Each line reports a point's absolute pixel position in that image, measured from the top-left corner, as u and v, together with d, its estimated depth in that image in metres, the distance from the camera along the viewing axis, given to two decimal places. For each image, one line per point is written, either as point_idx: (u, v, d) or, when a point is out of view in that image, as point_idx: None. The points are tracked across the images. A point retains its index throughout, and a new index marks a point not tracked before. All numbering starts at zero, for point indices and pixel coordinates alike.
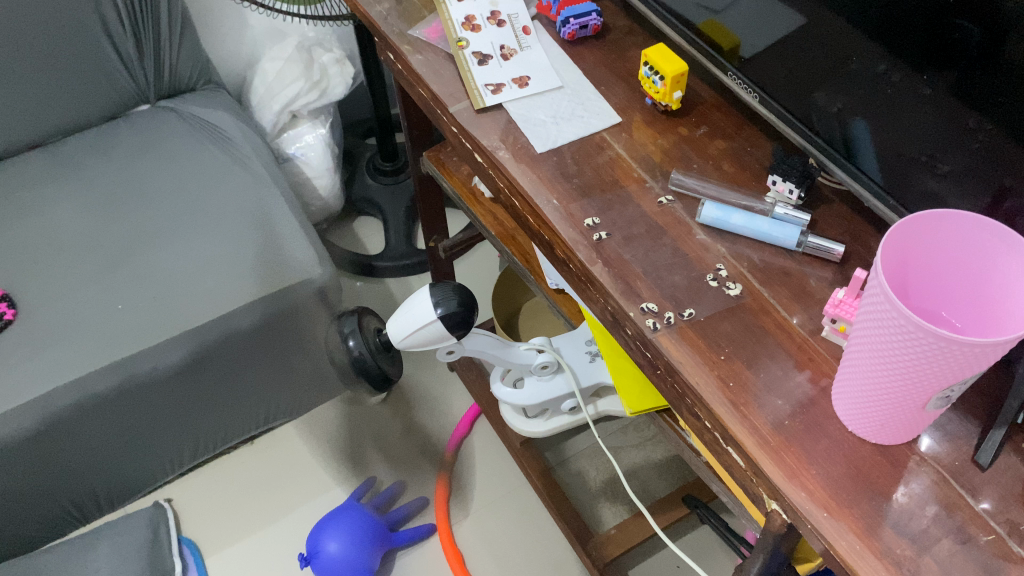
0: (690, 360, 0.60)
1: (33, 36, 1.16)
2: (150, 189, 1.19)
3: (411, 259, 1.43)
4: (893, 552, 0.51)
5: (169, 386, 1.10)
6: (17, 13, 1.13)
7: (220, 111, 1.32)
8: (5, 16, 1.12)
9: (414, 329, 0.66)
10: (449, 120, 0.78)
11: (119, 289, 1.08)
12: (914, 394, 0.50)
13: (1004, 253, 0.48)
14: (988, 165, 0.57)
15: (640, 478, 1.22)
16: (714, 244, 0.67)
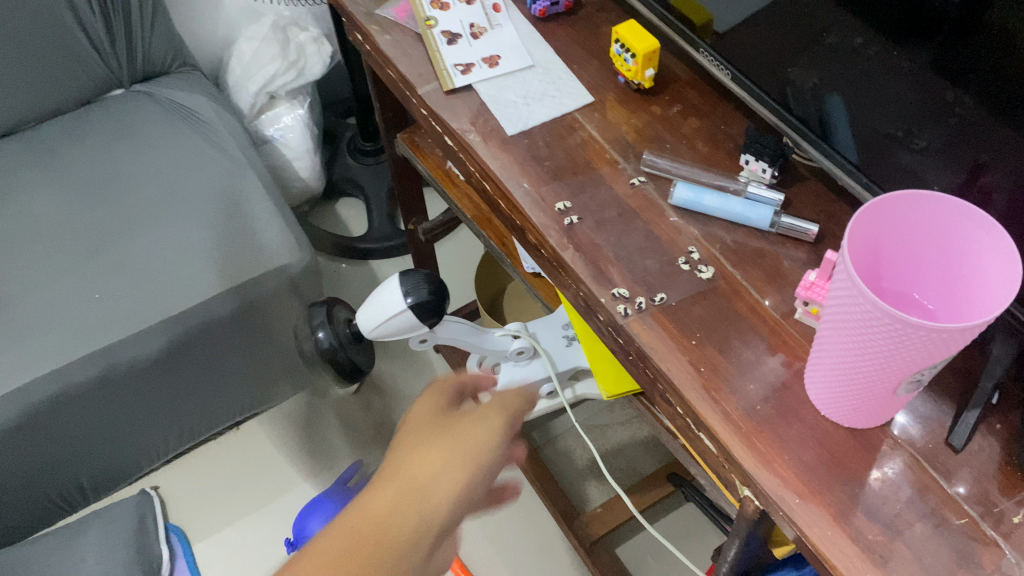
0: (662, 345, 0.59)
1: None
2: (127, 175, 1.17)
3: (395, 240, 1.42)
4: (866, 538, 0.51)
5: (151, 375, 1.09)
6: None
7: (196, 93, 1.30)
8: None
9: (383, 320, 0.66)
10: (418, 102, 0.76)
11: (96, 278, 1.07)
12: (885, 378, 0.49)
13: (977, 235, 0.47)
14: (962, 142, 0.56)
15: (627, 456, 1.22)
16: (687, 227, 0.66)
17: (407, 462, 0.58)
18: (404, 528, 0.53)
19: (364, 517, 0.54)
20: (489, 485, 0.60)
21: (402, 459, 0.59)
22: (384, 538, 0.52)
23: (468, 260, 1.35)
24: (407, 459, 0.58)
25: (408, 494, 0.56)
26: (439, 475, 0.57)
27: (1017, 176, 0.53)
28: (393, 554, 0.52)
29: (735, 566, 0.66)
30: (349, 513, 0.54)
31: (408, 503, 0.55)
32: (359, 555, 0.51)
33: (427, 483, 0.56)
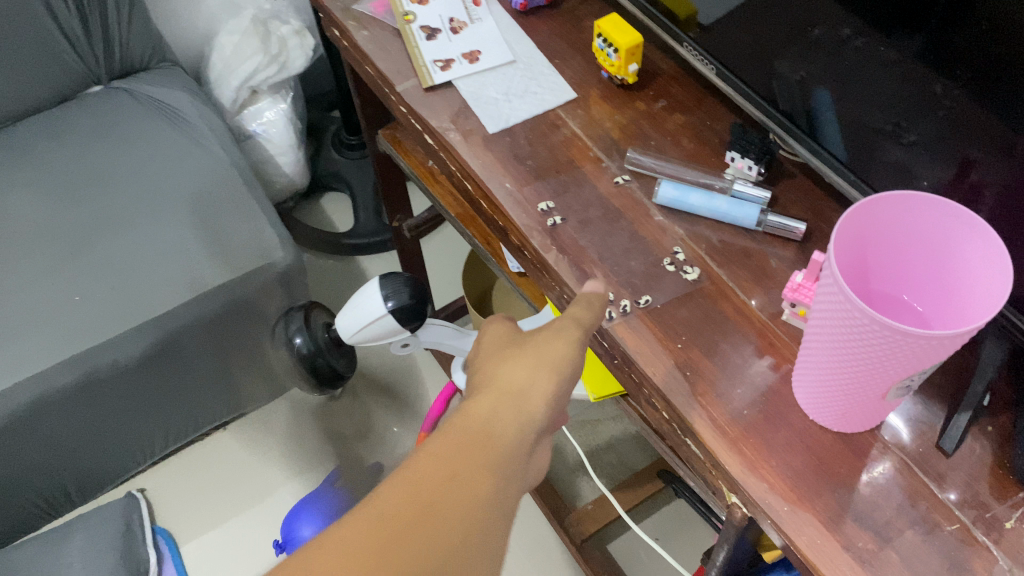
0: (648, 349, 0.58)
1: None
2: (106, 172, 1.15)
3: (382, 235, 1.40)
4: (856, 546, 0.50)
5: (134, 377, 1.08)
6: None
7: (176, 89, 1.27)
8: None
9: (364, 326, 0.64)
10: (397, 100, 0.74)
11: (76, 279, 1.04)
12: (874, 384, 0.48)
13: (967, 237, 0.46)
14: (950, 139, 0.54)
15: (618, 451, 1.21)
16: (672, 226, 0.64)
17: (496, 372, 0.52)
18: (505, 435, 0.48)
19: (464, 428, 0.47)
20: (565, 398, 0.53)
21: (490, 377, 0.52)
22: (487, 447, 0.46)
23: (456, 255, 1.34)
24: (494, 373, 0.52)
25: (503, 402, 0.49)
26: (530, 388, 0.51)
27: (1008, 172, 0.52)
28: (499, 460, 0.46)
29: (724, 570, 0.65)
30: (447, 426, 0.48)
31: (506, 416, 0.49)
32: (469, 464, 0.45)
33: (522, 397, 0.50)
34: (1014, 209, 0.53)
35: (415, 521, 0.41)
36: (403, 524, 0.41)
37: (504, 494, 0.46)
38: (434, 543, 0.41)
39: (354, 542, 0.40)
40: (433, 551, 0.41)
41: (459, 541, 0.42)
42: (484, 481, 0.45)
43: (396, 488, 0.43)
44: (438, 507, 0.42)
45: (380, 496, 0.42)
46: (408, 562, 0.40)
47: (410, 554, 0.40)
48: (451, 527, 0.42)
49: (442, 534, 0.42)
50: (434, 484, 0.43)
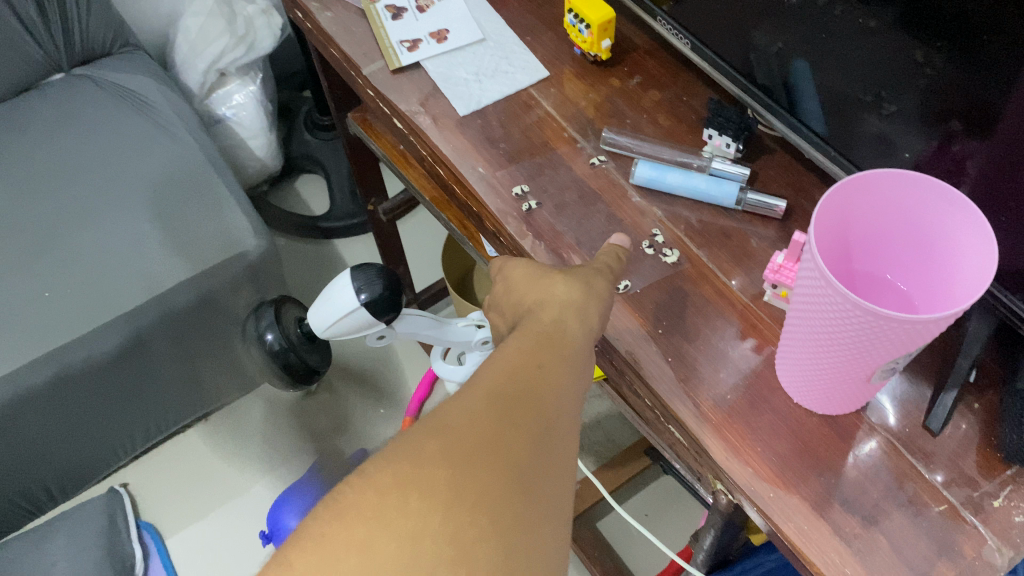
0: (628, 336, 0.56)
1: None
2: (70, 163, 1.11)
3: (359, 218, 1.38)
4: (843, 530, 0.49)
5: (110, 373, 1.05)
6: None
7: (141, 75, 1.24)
8: None
9: (338, 319, 0.62)
10: (364, 83, 0.72)
11: (44, 275, 1.02)
12: (858, 367, 0.47)
13: (950, 214, 0.45)
14: (933, 109, 0.53)
15: (605, 429, 1.20)
16: (650, 208, 0.63)
17: (551, 290, 0.49)
18: (573, 343, 0.47)
19: (532, 331, 0.46)
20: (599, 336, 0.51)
21: (541, 300, 0.49)
22: (561, 347, 0.46)
23: (434, 236, 1.32)
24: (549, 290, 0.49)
25: (569, 312, 0.48)
26: (586, 306, 0.49)
27: (992, 142, 0.50)
28: (574, 357, 0.46)
29: (712, 553, 0.65)
30: (517, 330, 0.47)
31: (568, 326, 0.47)
32: (551, 358, 0.45)
33: (579, 312, 0.48)
34: (999, 180, 0.51)
35: (521, 399, 0.41)
36: (512, 401, 0.41)
37: (581, 389, 0.46)
38: (543, 419, 0.41)
39: (475, 414, 0.39)
40: (543, 427, 0.41)
41: (560, 421, 0.42)
42: (567, 376, 0.44)
43: (495, 377, 0.42)
44: (535, 390, 0.42)
45: (480, 382, 0.42)
46: (527, 432, 0.40)
47: (525, 425, 0.40)
48: (552, 408, 0.42)
49: (546, 413, 0.41)
50: (526, 371, 0.43)
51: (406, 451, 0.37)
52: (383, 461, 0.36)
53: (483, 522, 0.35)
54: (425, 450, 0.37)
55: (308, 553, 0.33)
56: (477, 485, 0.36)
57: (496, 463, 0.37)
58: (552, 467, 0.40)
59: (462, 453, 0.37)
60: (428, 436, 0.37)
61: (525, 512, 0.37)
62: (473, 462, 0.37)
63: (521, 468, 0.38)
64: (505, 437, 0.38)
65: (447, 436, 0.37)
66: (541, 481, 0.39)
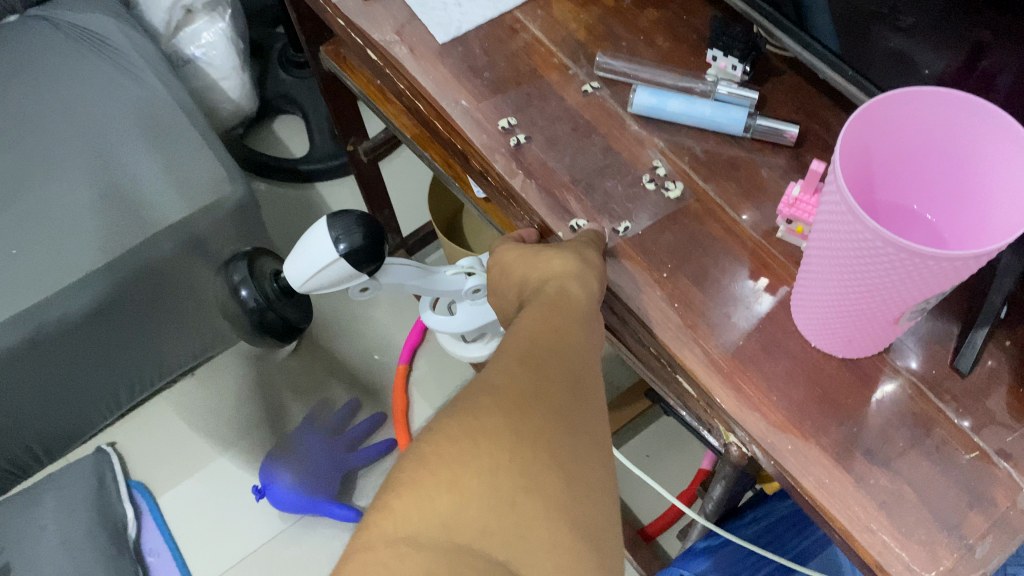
0: (629, 281, 0.52)
1: None
2: (30, 111, 1.05)
3: (341, 158, 1.32)
4: (867, 483, 0.46)
5: (86, 330, 1.01)
6: None
7: (99, 13, 1.16)
8: None
9: (315, 272, 0.58)
10: (333, 12, 0.66)
11: (10, 231, 0.97)
12: (885, 309, 0.43)
13: (989, 136, 0.40)
14: (959, 19, 0.47)
15: (603, 370, 1.16)
16: (650, 138, 0.58)
17: (544, 265, 0.47)
18: (581, 308, 0.44)
19: (547, 290, 0.44)
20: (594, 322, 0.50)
21: (544, 278, 0.47)
22: (572, 312, 0.43)
23: (420, 176, 1.26)
24: (544, 265, 0.47)
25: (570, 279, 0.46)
26: (585, 274, 0.47)
27: None
28: (585, 312, 0.44)
29: (723, 503, 0.61)
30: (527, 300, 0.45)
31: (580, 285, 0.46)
32: (567, 312, 0.43)
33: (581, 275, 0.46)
34: None
35: (554, 349, 0.39)
36: (544, 350, 0.39)
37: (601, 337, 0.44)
38: (576, 364, 0.39)
39: (513, 365, 0.37)
40: (576, 372, 0.39)
41: (591, 365, 0.40)
42: (583, 326, 0.43)
43: (517, 333, 0.40)
44: (564, 338, 0.40)
45: (510, 340, 0.40)
46: (566, 375, 0.38)
47: (563, 371, 0.38)
48: (581, 355, 0.40)
49: (577, 359, 0.40)
50: (548, 325, 0.41)
51: (462, 402, 0.34)
52: (446, 412, 0.34)
53: (549, 456, 0.33)
54: (479, 399, 0.34)
55: (404, 496, 0.30)
56: (536, 425, 0.34)
57: (547, 405, 0.35)
58: (594, 407, 0.38)
59: (516, 399, 0.34)
60: (479, 387, 0.35)
61: (580, 447, 0.35)
62: (528, 402, 0.34)
63: (567, 405, 0.36)
64: (545, 379, 0.36)
65: (496, 383, 0.35)
66: (587, 421, 0.36)
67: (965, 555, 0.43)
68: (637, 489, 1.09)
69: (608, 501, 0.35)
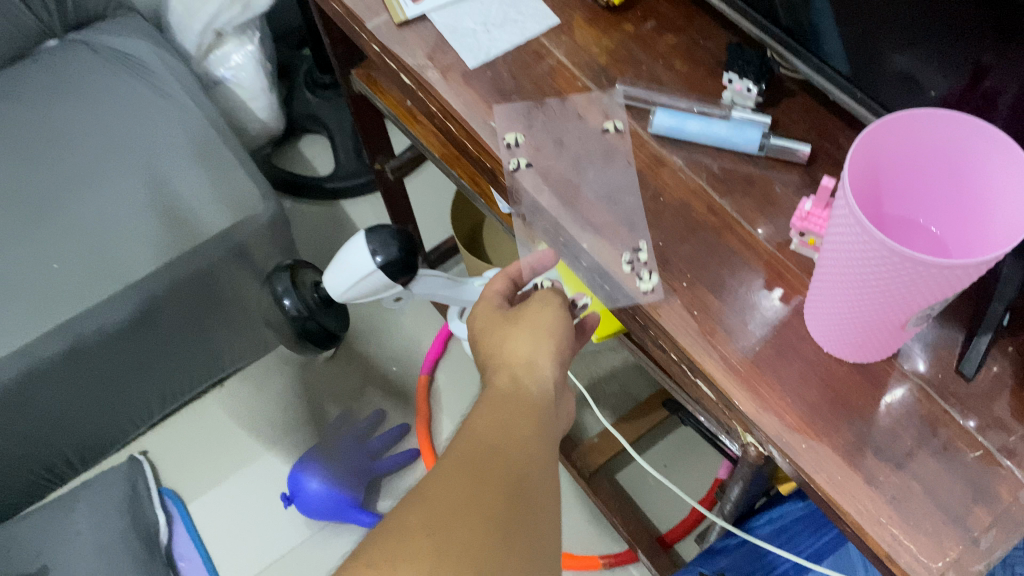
0: (652, 291, 0.55)
1: None
2: (70, 132, 1.10)
3: (364, 177, 1.36)
4: (877, 480, 0.49)
5: (122, 342, 1.05)
6: None
7: (135, 37, 1.21)
8: None
9: (353, 283, 0.61)
10: (369, 38, 0.70)
11: (52, 246, 1.01)
12: (892, 314, 0.46)
13: (988, 152, 0.43)
14: (963, 44, 0.51)
15: (620, 382, 1.19)
16: (670, 156, 0.61)
17: (504, 349, 0.58)
18: (528, 402, 0.54)
19: (497, 398, 0.54)
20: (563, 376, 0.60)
21: (504, 355, 0.58)
22: (523, 408, 0.53)
23: (442, 193, 1.30)
24: (504, 348, 0.58)
25: (520, 374, 0.56)
26: (536, 359, 0.57)
27: None
28: (534, 413, 0.53)
29: (740, 504, 0.64)
30: (485, 395, 0.55)
31: (528, 385, 0.55)
32: (516, 417, 0.52)
33: (531, 368, 0.57)
34: None
35: (495, 458, 0.47)
36: (484, 460, 0.47)
37: (548, 442, 0.52)
38: (516, 470, 0.47)
39: (454, 477, 0.45)
40: (517, 478, 0.47)
41: (533, 470, 0.48)
42: (529, 430, 0.51)
43: (468, 441, 0.49)
44: (506, 449, 0.48)
45: (459, 447, 0.49)
46: (503, 484, 0.46)
47: (501, 481, 0.46)
48: (523, 461, 0.48)
49: (519, 465, 0.48)
50: (495, 434, 0.50)
51: (399, 520, 0.42)
52: (385, 529, 0.42)
53: (469, 566, 0.40)
54: (412, 517, 0.42)
55: None
56: (459, 540, 0.41)
57: (477, 516, 0.43)
58: (528, 511, 0.45)
59: (446, 514, 0.42)
60: (416, 504, 0.43)
61: (506, 553, 0.42)
62: (458, 517, 0.42)
63: (496, 515, 0.44)
64: (480, 491, 0.44)
65: (431, 497, 0.44)
66: (519, 526, 0.44)
67: (970, 547, 0.46)
68: (655, 498, 1.12)
69: None
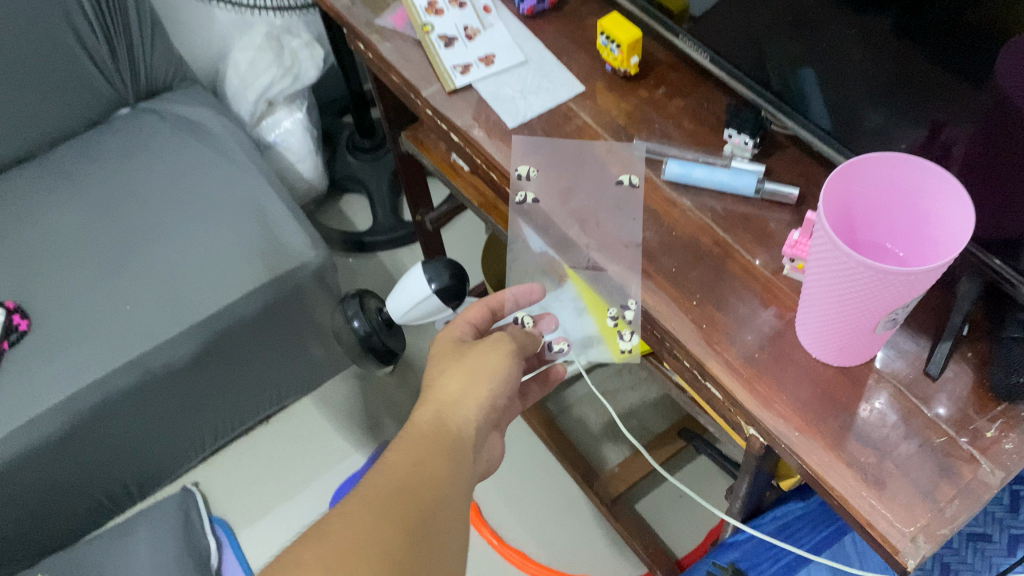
0: (666, 308, 0.66)
1: (20, 62, 1.19)
2: (143, 190, 1.23)
3: (400, 231, 1.48)
4: (859, 461, 0.58)
5: (185, 377, 1.16)
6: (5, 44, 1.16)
7: (199, 106, 1.35)
8: None
9: (413, 306, 0.72)
10: (423, 103, 0.83)
11: (126, 290, 1.13)
12: (865, 319, 0.56)
13: (934, 185, 0.54)
14: (922, 103, 0.62)
15: (638, 418, 1.28)
16: (680, 199, 0.73)
17: (439, 383, 0.67)
18: (451, 440, 0.61)
19: (419, 433, 0.61)
20: (489, 420, 0.67)
21: (442, 386, 0.66)
22: (444, 446, 0.60)
23: (472, 245, 1.42)
24: (440, 382, 0.67)
25: (444, 410, 0.64)
26: (463, 401, 0.65)
27: (973, 129, 0.59)
28: (451, 450, 0.60)
29: (747, 501, 0.74)
30: (409, 427, 0.62)
31: (450, 425, 0.63)
32: (434, 455, 0.59)
33: (456, 409, 0.64)
34: (981, 160, 0.60)
35: (403, 495, 0.54)
36: (395, 497, 0.53)
37: (461, 479, 0.59)
38: (424, 508, 0.54)
39: (360, 514, 0.51)
40: (423, 515, 0.53)
41: (440, 507, 0.55)
42: (444, 466, 0.58)
43: (383, 475, 0.56)
44: (417, 485, 0.55)
45: (374, 480, 0.55)
46: (409, 521, 0.52)
47: (408, 518, 0.52)
48: (433, 497, 0.55)
49: (428, 502, 0.54)
50: (411, 470, 0.56)
51: (299, 551, 0.49)
52: (285, 560, 0.48)
53: None
54: (311, 548, 0.49)
55: None
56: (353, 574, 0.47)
57: (376, 552, 0.49)
58: (429, 547, 0.52)
59: (344, 548, 0.49)
60: (318, 536, 0.50)
61: None
62: (355, 552, 0.49)
63: (395, 550, 0.50)
64: (382, 527, 0.51)
65: (333, 532, 0.50)
66: (416, 561, 0.51)
67: (937, 514, 0.55)
68: (672, 525, 1.20)
69: None
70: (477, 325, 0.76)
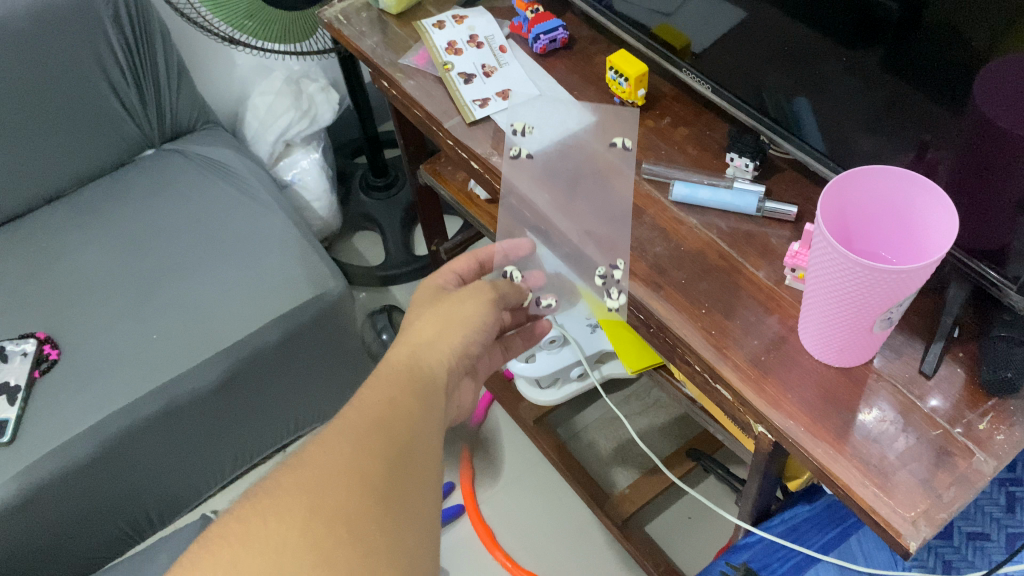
0: (676, 316, 0.71)
1: (54, 106, 1.25)
2: (168, 226, 1.29)
3: (414, 264, 1.53)
4: (861, 454, 0.62)
5: (208, 404, 1.20)
6: (41, 89, 1.22)
7: (221, 146, 1.42)
8: (31, 92, 1.21)
9: None
10: (444, 134, 0.89)
11: (152, 320, 1.18)
12: (862, 319, 0.61)
13: (918, 193, 0.59)
14: (908, 127, 0.68)
15: (646, 441, 1.32)
16: (687, 218, 0.78)
17: (415, 331, 0.70)
18: (427, 382, 0.62)
19: (392, 375, 0.62)
20: (460, 370, 0.70)
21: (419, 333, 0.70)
22: (416, 386, 0.61)
23: None
24: (416, 331, 0.70)
25: (417, 352, 0.67)
26: (433, 348, 0.68)
27: (955, 150, 0.65)
28: (422, 390, 0.61)
29: (757, 504, 0.79)
30: (382, 369, 0.63)
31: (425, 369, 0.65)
32: (406, 395, 0.59)
33: (429, 352, 0.67)
34: (964, 177, 0.65)
35: (377, 429, 0.55)
36: (370, 429, 0.54)
37: (437, 419, 0.60)
38: (398, 441, 0.55)
39: (332, 446, 0.52)
40: (398, 447, 0.54)
41: (414, 439, 0.56)
42: (415, 404, 0.59)
43: (357, 410, 0.56)
44: (391, 420, 0.56)
45: (348, 414, 0.56)
46: (382, 452, 0.53)
47: (382, 449, 0.53)
48: (406, 430, 0.56)
49: (401, 435, 0.55)
50: (385, 407, 0.57)
51: (274, 488, 0.50)
52: (260, 497, 0.50)
53: (333, 528, 0.48)
54: (284, 484, 0.50)
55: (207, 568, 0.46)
56: (326, 507, 0.49)
57: (347, 483, 0.50)
58: (405, 476, 0.53)
59: (316, 481, 0.50)
60: (291, 472, 0.51)
61: (375, 515, 0.49)
62: (326, 486, 0.50)
63: (367, 479, 0.51)
64: (356, 459, 0.52)
65: (306, 467, 0.51)
66: (391, 488, 0.51)
67: (936, 500, 0.59)
68: (681, 546, 1.23)
69: (402, 552, 0.49)
70: (463, 276, 0.83)
